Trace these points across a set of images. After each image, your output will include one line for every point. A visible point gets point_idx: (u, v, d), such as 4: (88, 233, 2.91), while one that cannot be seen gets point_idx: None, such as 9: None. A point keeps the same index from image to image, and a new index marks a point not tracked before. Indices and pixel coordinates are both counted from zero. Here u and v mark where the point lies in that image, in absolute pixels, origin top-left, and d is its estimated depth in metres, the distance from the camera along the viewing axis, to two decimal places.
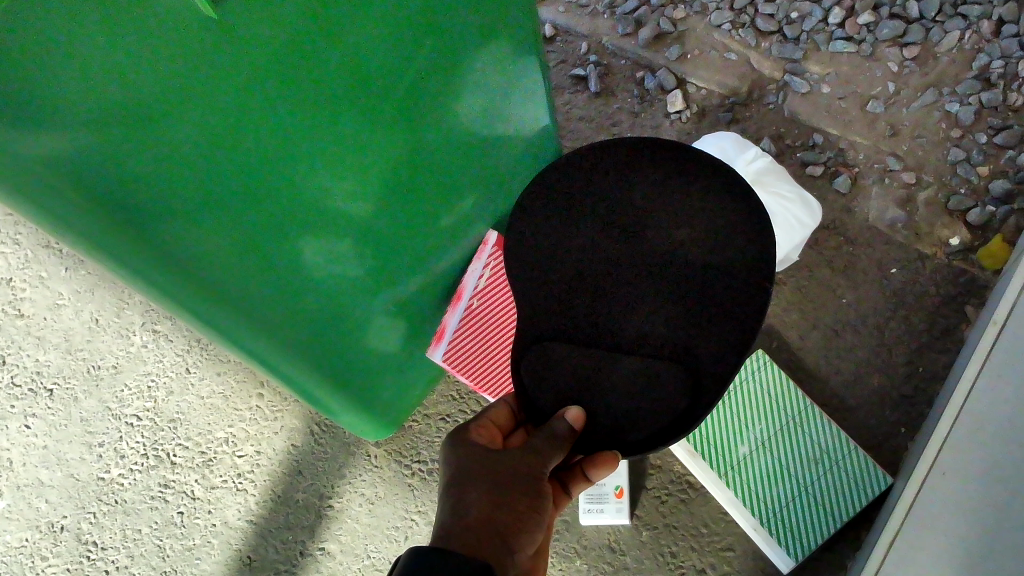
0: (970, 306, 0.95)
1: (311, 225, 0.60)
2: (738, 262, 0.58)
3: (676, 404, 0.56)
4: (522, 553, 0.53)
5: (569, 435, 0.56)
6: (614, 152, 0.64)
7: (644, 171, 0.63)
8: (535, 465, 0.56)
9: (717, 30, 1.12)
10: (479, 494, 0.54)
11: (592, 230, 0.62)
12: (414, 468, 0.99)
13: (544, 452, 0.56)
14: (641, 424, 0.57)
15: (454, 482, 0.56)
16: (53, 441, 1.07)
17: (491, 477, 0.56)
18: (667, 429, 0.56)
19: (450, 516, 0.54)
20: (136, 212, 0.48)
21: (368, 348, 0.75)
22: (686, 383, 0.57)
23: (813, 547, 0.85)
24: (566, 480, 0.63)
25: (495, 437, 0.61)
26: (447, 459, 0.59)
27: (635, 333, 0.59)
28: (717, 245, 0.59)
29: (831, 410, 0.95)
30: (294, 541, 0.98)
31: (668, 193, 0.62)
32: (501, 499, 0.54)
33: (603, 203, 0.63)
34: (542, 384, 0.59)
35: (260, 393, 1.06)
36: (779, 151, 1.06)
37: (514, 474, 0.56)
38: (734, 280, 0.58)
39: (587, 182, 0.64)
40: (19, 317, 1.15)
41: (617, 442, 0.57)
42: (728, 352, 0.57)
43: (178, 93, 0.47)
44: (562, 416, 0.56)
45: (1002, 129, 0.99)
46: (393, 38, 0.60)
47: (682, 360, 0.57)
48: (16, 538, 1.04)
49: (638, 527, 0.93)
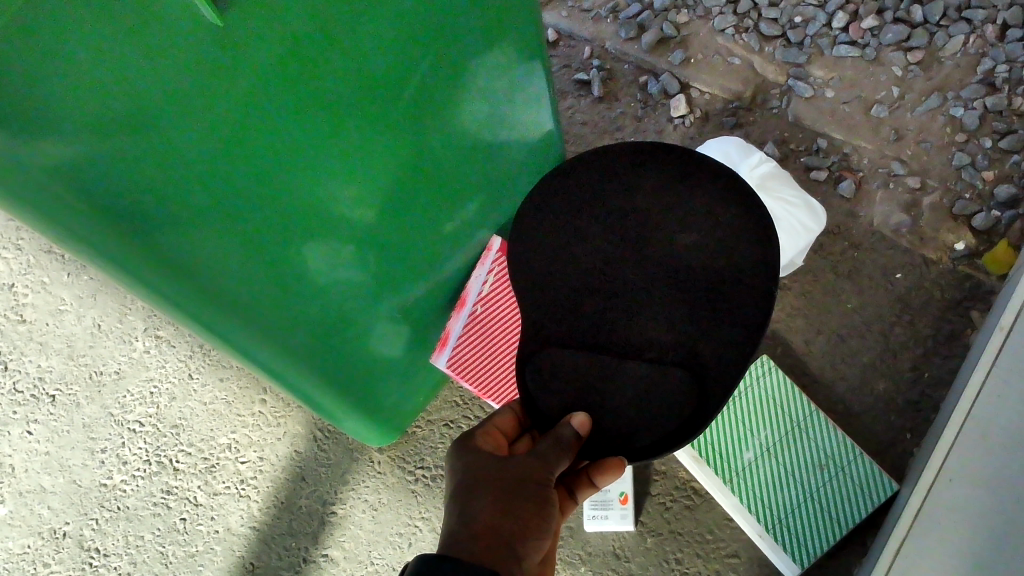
0: (976, 311, 0.94)
1: (313, 232, 0.60)
2: (744, 265, 0.58)
3: (683, 409, 0.56)
4: (530, 561, 0.53)
5: (574, 441, 0.55)
6: (618, 157, 0.64)
7: (647, 175, 0.63)
8: (540, 471, 0.55)
9: (721, 35, 1.12)
10: (485, 501, 0.54)
11: (596, 235, 0.62)
12: (418, 475, 0.99)
13: (549, 458, 0.55)
14: (647, 428, 0.56)
15: (460, 490, 0.56)
16: (55, 447, 1.07)
17: (497, 484, 0.55)
18: (674, 432, 0.56)
19: (457, 525, 0.53)
20: (139, 217, 0.48)
21: (371, 354, 0.75)
22: (693, 387, 0.56)
23: (819, 552, 0.84)
24: (572, 486, 0.62)
25: (500, 445, 0.61)
26: (454, 467, 0.58)
27: (640, 337, 0.59)
28: (721, 248, 0.59)
29: (836, 415, 0.95)
30: (297, 548, 0.98)
31: (672, 197, 0.61)
32: (508, 506, 0.54)
33: (607, 206, 0.63)
34: (547, 389, 0.59)
35: (263, 398, 1.05)
36: (782, 155, 1.05)
37: (520, 481, 0.55)
38: (740, 284, 0.58)
39: (591, 185, 0.64)
40: (22, 322, 1.14)
41: (624, 447, 0.57)
42: (735, 355, 0.56)
43: (183, 98, 0.47)
44: (569, 422, 0.56)
45: (1007, 133, 0.99)
46: (398, 43, 0.60)
47: (688, 364, 0.57)
48: (17, 544, 1.03)
49: (643, 534, 0.93)
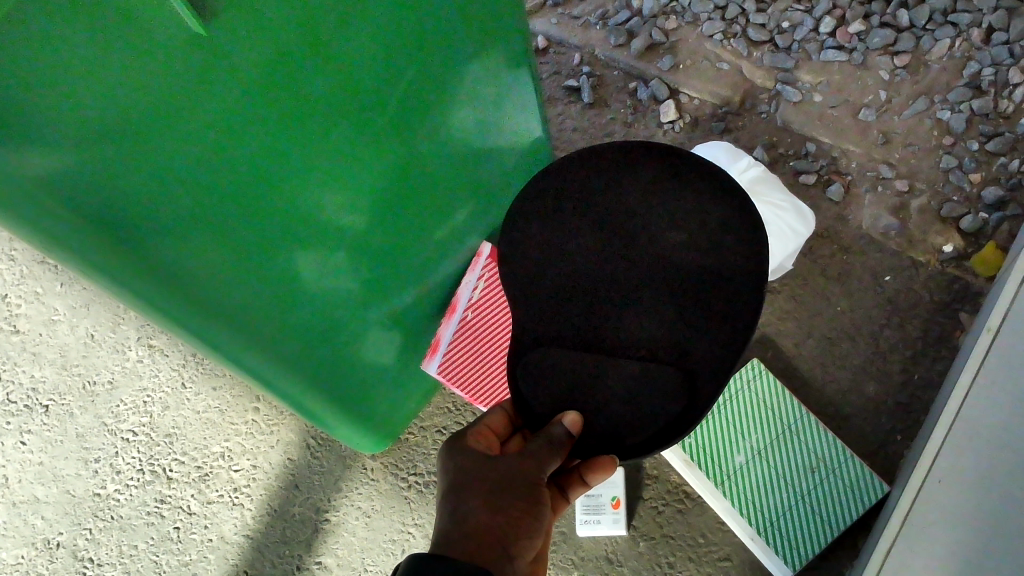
0: (964, 313, 0.95)
1: (302, 239, 0.60)
2: (736, 262, 0.58)
3: (673, 407, 0.56)
4: (521, 559, 0.53)
5: (566, 440, 0.56)
6: (609, 156, 0.64)
7: (640, 175, 0.63)
8: (533, 471, 0.56)
9: (709, 40, 1.13)
10: (477, 500, 0.54)
11: (588, 234, 0.62)
12: (411, 481, 0.99)
13: (541, 457, 0.56)
14: (637, 427, 0.57)
15: (452, 490, 0.56)
16: (48, 457, 1.07)
17: (488, 484, 0.55)
18: (664, 431, 0.56)
19: (449, 525, 0.54)
20: (127, 226, 0.48)
21: (362, 361, 0.75)
22: (683, 385, 0.56)
23: (811, 555, 0.85)
24: (563, 485, 0.61)
25: (493, 444, 0.61)
26: (446, 466, 0.58)
27: (632, 335, 0.59)
28: (714, 246, 0.59)
29: (827, 418, 0.95)
30: (291, 555, 0.98)
31: (664, 197, 0.61)
32: (500, 505, 0.54)
33: (598, 206, 0.63)
34: (538, 389, 0.59)
35: (256, 407, 1.06)
36: (772, 159, 1.06)
37: (512, 480, 0.56)
38: (731, 280, 0.58)
39: (584, 184, 0.64)
40: (15, 333, 1.15)
41: (615, 446, 0.57)
42: (724, 353, 0.56)
43: (168, 109, 0.47)
44: (559, 421, 0.56)
45: (993, 136, 1.00)
46: (385, 53, 0.60)
47: (678, 362, 0.57)
48: (11, 555, 1.03)
49: (635, 538, 0.93)
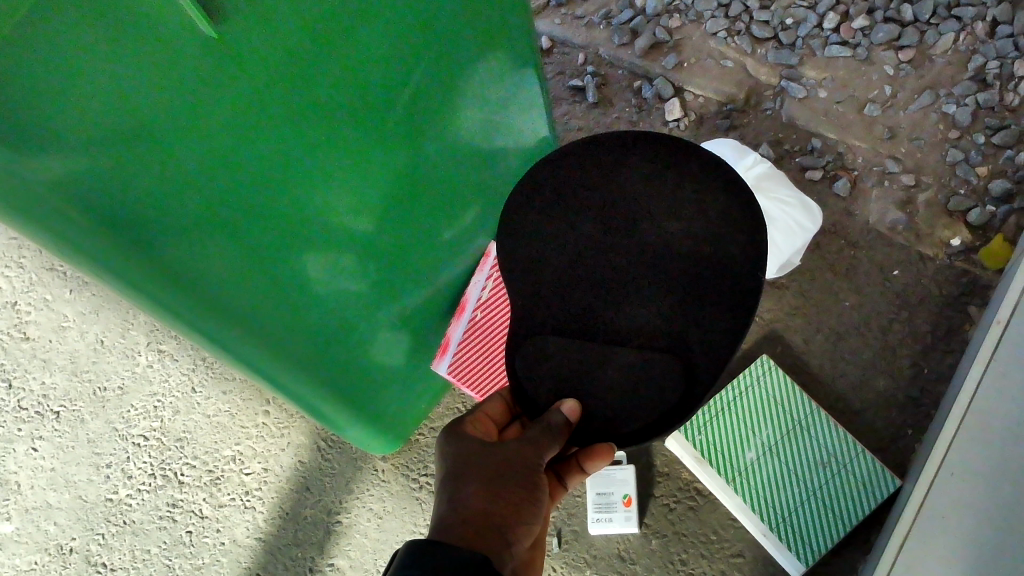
0: (973, 306, 0.95)
1: (312, 243, 0.61)
2: (738, 255, 0.58)
3: (671, 395, 0.57)
4: (520, 545, 0.54)
5: (565, 427, 0.56)
6: (612, 144, 0.64)
7: (641, 165, 0.62)
8: (531, 455, 0.57)
9: (713, 38, 1.13)
10: (475, 485, 0.55)
11: (590, 223, 0.62)
12: (422, 482, 0.99)
13: (540, 443, 0.56)
14: (636, 415, 0.57)
15: (449, 476, 0.57)
16: (60, 463, 1.08)
17: (486, 469, 0.56)
18: (662, 420, 0.57)
19: (447, 508, 0.54)
20: (139, 225, 0.48)
21: (372, 362, 0.75)
22: (682, 374, 0.57)
23: (823, 549, 0.85)
24: (561, 473, 0.63)
25: (490, 431, 0.62)
26: (443, 453, 0.59)
27: (633, 324, 0.59)
28: (714, 236, 0.59)
29: (837, 413, 0.95)
30: (303, 558, 0.99)
31: (665, 186, 0.61)
32: (498, 490, 0.55)
33: (600, 195, 0.62)
34: (536, 376, 0.59)
35: (266, 410, 1.06)
36: (778, 156, 1.06)
37: (511, 467, 0.56)
38: (734, 272, 0.57)
39: (587, 174, 0.63)
40: (25, 340, 1.15)
41: (612, 434, 0.58)
42: (724, 342, 0.56)
43: (185, 114, 0.48)
44: (558, 408, 0.57)
45: (1000, 129, 1.00)
46: (394, 52, 0.61)
47: (678, 351, 0.57)
48: (25, 561, 1.04)
49: (648, 536, 0.93)
